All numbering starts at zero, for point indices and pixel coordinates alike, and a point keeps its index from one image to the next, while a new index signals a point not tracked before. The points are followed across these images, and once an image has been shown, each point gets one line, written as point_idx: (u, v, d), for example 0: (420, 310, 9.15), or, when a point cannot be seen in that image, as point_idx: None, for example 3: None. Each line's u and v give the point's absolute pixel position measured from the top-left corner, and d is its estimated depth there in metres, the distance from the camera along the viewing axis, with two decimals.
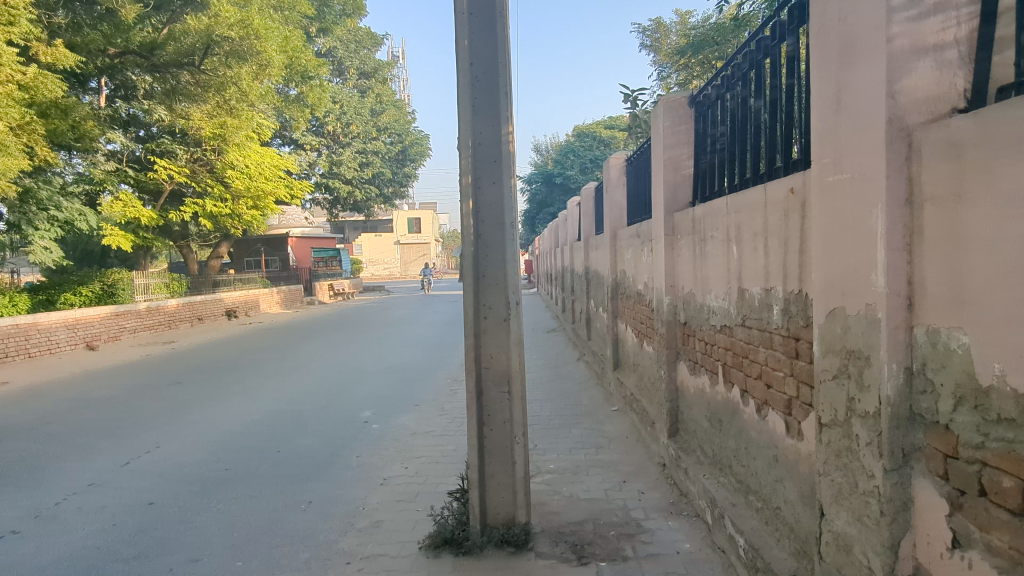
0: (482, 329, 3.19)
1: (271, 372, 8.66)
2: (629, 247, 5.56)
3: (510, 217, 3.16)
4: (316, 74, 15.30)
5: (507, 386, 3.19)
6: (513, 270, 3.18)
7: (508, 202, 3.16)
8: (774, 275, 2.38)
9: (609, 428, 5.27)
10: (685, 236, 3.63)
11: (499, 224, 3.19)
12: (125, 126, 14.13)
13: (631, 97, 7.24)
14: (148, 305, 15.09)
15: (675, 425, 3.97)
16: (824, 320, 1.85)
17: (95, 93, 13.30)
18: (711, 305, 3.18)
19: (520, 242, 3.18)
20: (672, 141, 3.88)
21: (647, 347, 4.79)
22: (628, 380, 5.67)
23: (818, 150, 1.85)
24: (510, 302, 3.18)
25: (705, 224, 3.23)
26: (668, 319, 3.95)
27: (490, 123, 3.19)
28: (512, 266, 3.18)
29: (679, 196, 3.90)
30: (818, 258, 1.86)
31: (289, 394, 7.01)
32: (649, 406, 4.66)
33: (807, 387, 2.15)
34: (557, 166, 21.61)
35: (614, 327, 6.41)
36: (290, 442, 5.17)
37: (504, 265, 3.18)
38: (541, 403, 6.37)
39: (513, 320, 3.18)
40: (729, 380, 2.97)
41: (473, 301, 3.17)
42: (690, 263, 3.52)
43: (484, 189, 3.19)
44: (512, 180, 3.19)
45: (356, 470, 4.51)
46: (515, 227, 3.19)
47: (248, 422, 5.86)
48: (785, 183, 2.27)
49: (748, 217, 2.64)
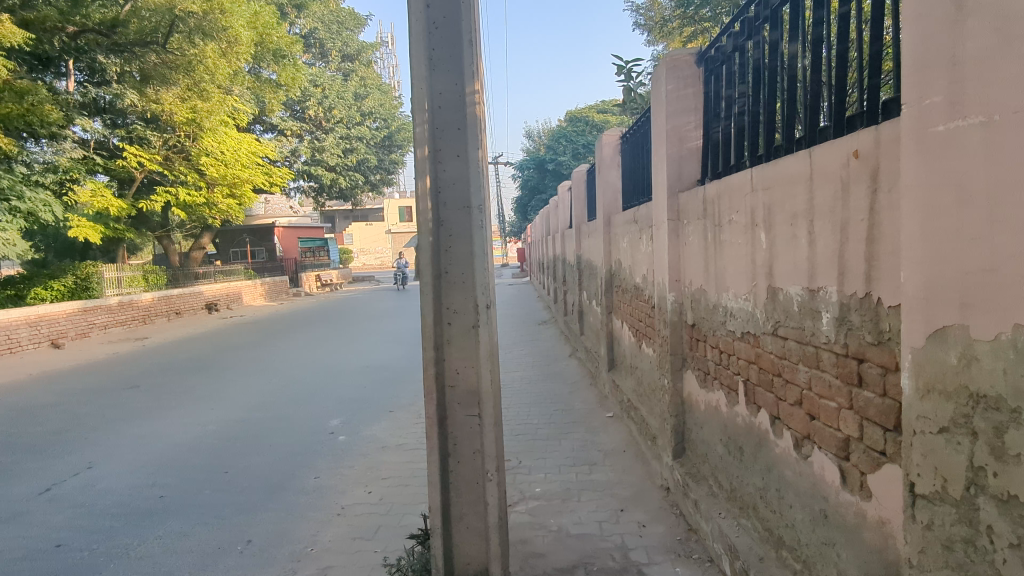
0: (442, 338, 2.57)
1: (240, 373, 8.03)
2: (624, 234, 4.95)
3: (477, 198, 2.52)
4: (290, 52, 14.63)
5: (477, 410, 2.58)
6: (481, 265, 2.55)
7: (475, 180, 2.53)
8: (823, 271, 1.78)
9: (604, 439, 4.68)
10: (694, 221, 3.01)
11: (464, 209, 2.56)
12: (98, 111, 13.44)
13: (626, 71, 6.53)
14: (120, 299, 14.31)
15: (681, 444, 3.37)
16: (919, 343, 1.24)
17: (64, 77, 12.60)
18: (728, 306, 2.57)
19: (491, 230, 2.55)
20: (675, 109, 3.25)
21: (647, 349, 4.19)
22: (624, 383, 5.06)
23: (912, 88, 1.23)
24: (480, 306, 2.55)
25: (720, 207, 2.62)
26: (673, 320, 3.34)
27: (452, 81, 2.54)
28: (482, 260, 2.55)
29: (686, 172, 3.27)
30: (912, 251, 1.25)
31: (253, 401, 6.39)
32: (649, 417, 4.05)
33: (879, 430, 1.54)
34: (549, 152, 20.98)
35: (607, 323, 5.81)
36: (241, 460, 4.55)
37: (473, 260, 2.55)
38: (528, 408, 5.76)
39: (483, 327, 2.56)
40: (753, 401, 2.37)
41: (433, 306, 2.54)
42: (701, 253, 2.90)
43: (446, 162, 2.56)
44: (480, 153, 2.56)
45: (311, 495, 3.91)
46: (485, 211, 2.56)
47: (200, 434, 5.24)
48: (843, 147, 1.64)
49: (783, 195, 2.02)
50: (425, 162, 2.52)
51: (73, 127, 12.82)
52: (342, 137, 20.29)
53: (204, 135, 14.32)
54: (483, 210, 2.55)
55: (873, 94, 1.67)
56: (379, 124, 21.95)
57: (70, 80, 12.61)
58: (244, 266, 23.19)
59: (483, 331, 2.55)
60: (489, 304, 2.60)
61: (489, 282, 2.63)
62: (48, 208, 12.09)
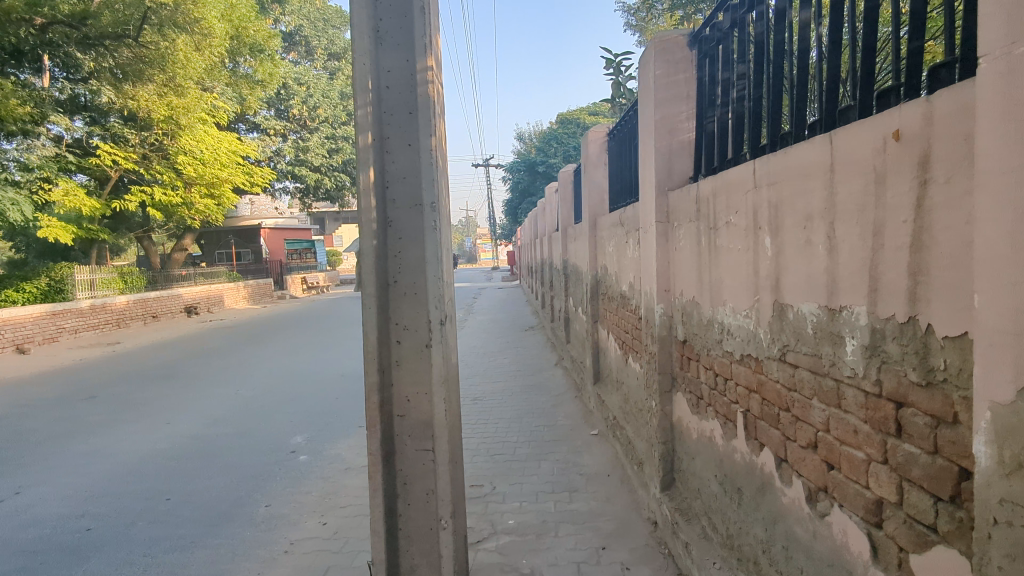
0: (387, 360, 2.18)
1: (207, 383, 7.57)
2: (610, 238, 4.58)
3: (428, 193, 2.14)
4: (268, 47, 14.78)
5: (431, 442, 2.19)
6: (434, 272, 2.17)
7: (427, 173, 2.15)
8: (849, 287, 1.41)
9: (587, 461, 4.30)
10: (686, 223, 2.64)
11: (414, 208, 2.18)
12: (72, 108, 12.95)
13: (615, 66, 6.17)
14: (92, 303, 13.76)
15: (671, 474, 2.99)
16: (1007, 397, 0.88)
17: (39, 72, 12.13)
18: (725, 323, 2.20)
19: (445, 231, 2.16)
20: (665, 96, 2.88)
21: (633, 363, 3.82)
22: (610, 398, 4.69)
23: (1006, 33, 0.87)
24: (432, 322, 2.16)
25: (716, 206, 2.25)
26: (661, 335, 2.97)
27: (402, 57, 2.17)
28: (436, 268, 2.16)
29: (676, 168, 2.90)
30: (995, 263, 0.90)
31: (214, 414, 5.95)
32: (636, 440, 3.67)
33: (928, 497, 1.18)
34: (539, 154, 20.63)
35: (593, 333, 5.43)
36: (186, 485, 4.13)
37: (426, 268, 2.16)
38: (508, 424, 5.36)
39: (437, 346, 2.17)
40: (755, 437, 2.01)
41: (377, 323, 2.14)
42: (694, 258, 2.52)
43: (394, 151, 2.18)
44: (434, 141, 2.17)
45: (258, 527, 3.50)
46: (440, 211, 2.18)
47: (149, 453, 4.80)
48: (876, 127, 1.29)
49: (793, 191, 1.66)
50: (368, 149, 2.12)
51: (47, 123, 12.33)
52: (327, 137, 19.84)
53: (182, 133, 13.85)
54: (436, 209, 2.16)
55: (915, 57, 1.33)
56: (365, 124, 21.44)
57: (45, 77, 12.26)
58: (227, 268, 22.65)
59: (435, 352, 2.16)
60: (444, 320, 2.22)
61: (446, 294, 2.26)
62: (17, 207, 11.34)
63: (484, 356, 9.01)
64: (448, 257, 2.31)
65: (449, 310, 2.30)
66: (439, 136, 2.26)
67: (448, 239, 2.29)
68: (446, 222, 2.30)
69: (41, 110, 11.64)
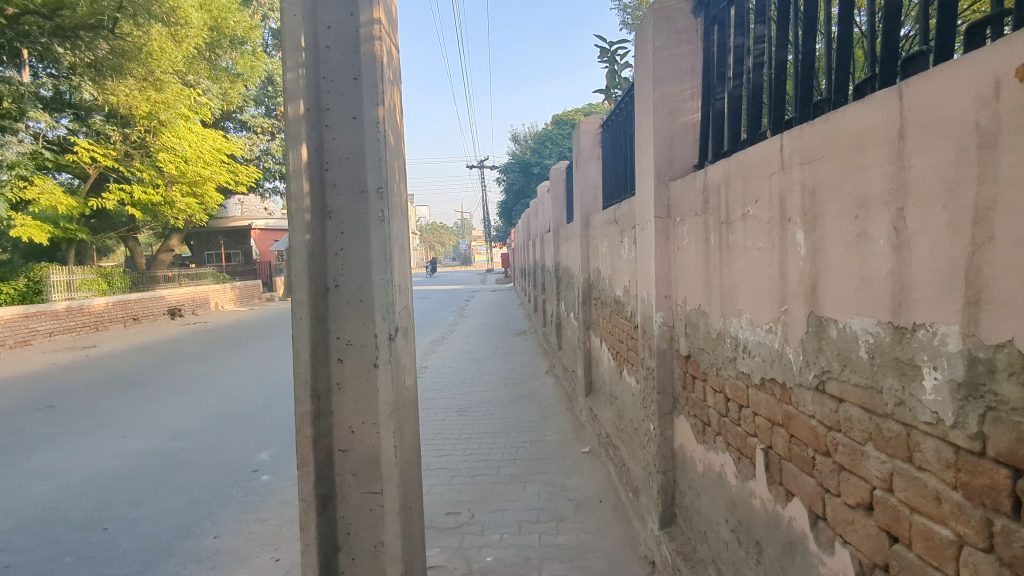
0: (324, 383, 1.77)
1: (176, 392, 7.12)
2: (603, 238, 4.17)
3: (374, 176, 1.73)
4: (247, 37, 14.43)
5: (378, 483, 1.78)
6: (381, 275, 1.75)
7: (374, 152, 1.74)
8: (930, 297, 1.01)
9: (577, 483, 3.90)
10: (691, 216, 2.23)
11: (358, 198, 1.77)
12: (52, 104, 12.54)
13: (610, 55, 5.76)
14: (67, 304, 13.23)
15: (670, 510, 2.58)
16: None
17: (17, 67, 11.72)
18: (741, 338, 1.80)
19: (395, 225, 1.75)
20: (667, 71, 2.47)
21: (629, 377, 3.42)
22: (603, 413, 4.29)
23: None
24: (379, 335, 1.75)
25: (729, 196, 1.85)
26: (661, 349, 2.56)
27: (346, 10, 1.76)
28: (385, 269, 1.75)
29: (678, 156, 2.50)
30: None
31: (177, 427, 5.52)
32: (631, 464, 3.27)
33: None
34: (535, 156, 20.20)
35: (585, 341, 5.03)
36: (128, 512, 3.70)
37: (372, 269, 1.75)
38: (492, 439, 4.94)
39: (385, 367, 1.75)
40: (781, 482, 1.60)
41: (312, 336, 1.73)
42: (702, 259, 2.11)
43: (334, 124, 1.78)
44: (383, 113, 1.76)
45: (202, 563, 3.09)
46: (389, 198, 1.76)
47: (97, 473, 4.37)
48: (978, 69, 0.90)
49: (838, 171, 1.26)
50: (300, 121, 1.72)
51: (26, 119, 11.91)
52: None
53: (164, 130, 13.33)
54: (385, 197, 1.75)
55: None
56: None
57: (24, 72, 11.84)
58: (215, 270, 22.14)
59: (383, 373, 1.74)
60: (397, 334, 1.81)
61: (400, 300, 1.86)
62: None
63: (472, 363, 8.57)
64: (403, 257, 1.90)
65: (405, 321, 1.89)
66: (393, 109, 1.86)
67: (402, 234, 1.89)
68: (398, 214, 1.89)
69: (21, 106, 11.27)
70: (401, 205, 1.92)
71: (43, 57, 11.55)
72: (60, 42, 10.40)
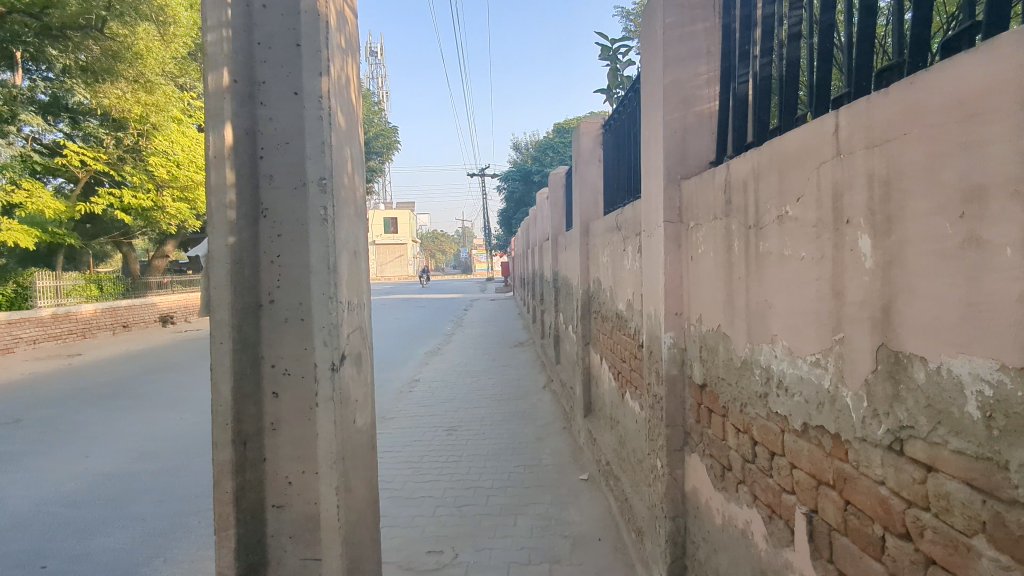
0: (252, 421, 1.42)
1: (152, 406, 6.74)
2: (603, 245, 3.83)
3: (315, 168, 1.39)
4: None
5: (319, 550, 1.41)
6: (321, 289, 1.40)
7: (314, 136, 1.39)
8: None
9: (574, 516, 3.52)
10: (709, 220, 1.88)
11: (297, 193, 1.42)
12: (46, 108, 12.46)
13: (611, 53, 5.44)
14: (53, 311, 12.87)
15: (680, 565, 2.21)
16: None
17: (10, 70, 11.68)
18: (774, 370, 1.45)
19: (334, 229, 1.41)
20: (680, 52, 2.13)
21: (632, 402, 3.06)
22: (603, 436, 3.93)
23: None
24: (318, 365, 1.39)
25: (761, 194, 1.50)
26: (670, 376, 2.19)
27: None
28: (329, 282, 1.40)
29: (691, 151, 2.16)
30: None
31: (146, 447, 5.13)
32: (634, 500, 2.91)
33: None
34: (536, 164, 19.93)
35: (584, 357, 4.67)
36: (74, 546, 3.32)
37: (311, 281, 1.40)
38: (484, 463, 4.57)
39: (324, 407, 1.39)
40: (833, 560, 1.23)
41: (238, 363, 1.39)
42: (723, 271, 1.76)
43: (269, 99, 1.43)
44: (327, 85, 1.42)
45: None
46: (335, 193, 1.42)
47: (48, 499, 3.98)
48: None
49: (934, 152, 0.92)
50: (225, 94, 1.39)
51: (19, 123, 11.77)
52: None
53: (156, 134, 13.07)
54: (330, 191, 1.41)
55: None
56: (370, 102, 18.64)
57: (18, 73, 11.61)
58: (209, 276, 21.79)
59: (324, 411, 1.39)
60: (345, 359, 1.46)
61: (351, 319, 1.51)
62: None
63: (466, 375, 8.19)
64: (356, 266, 1.56)
65: (358, 345, 1.55)
66: (342, 86, 1.52)
67: (354, 239, 1.55)
68: (350, 211, 1.54)
69: (13, 108, 11.21)
70: (352, 202, 1.57)
71: (37, 59, 11.29)
72: (50, 43, 10.20)
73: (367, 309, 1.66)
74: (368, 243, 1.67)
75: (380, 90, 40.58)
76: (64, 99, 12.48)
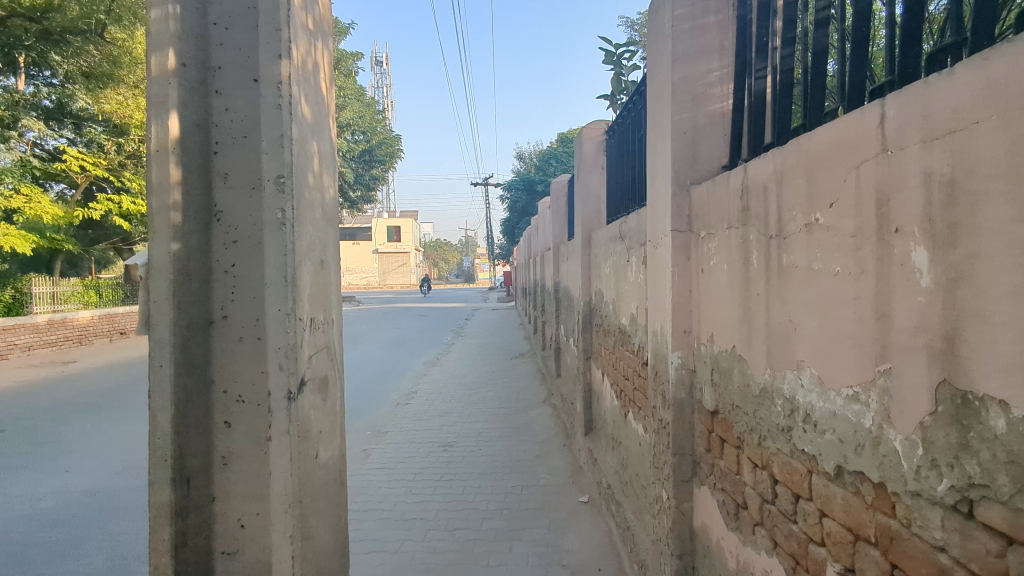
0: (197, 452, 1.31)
1: (140, 417, 6.53)
2: (606, 256, 3.65)
3: (273, 166, 1.30)
4: None
5: None
6: (276, 303, 1.30)
7: (271, 128, 1.30)
8: None
9: (573, 543, 3.32)
10: (724, 230, 1.69)
11: (251, 195, 1.33)
12: (47, 114, 12.38)
13: (615, 58, 5.27)
14: (49, 317, 12.71)
15: None
16: None
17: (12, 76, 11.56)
18: (801, 402, 1.26)
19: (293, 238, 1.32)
20: (690, 47, 1.95)
21: (635, 423, 2.87)
22: (604, 457, 3.73)
23: None
24: (272, 383, 1.29)
25: (786, 200, 1.31)
26: (678, 400, 2.00)
27: None
28: (287, 294, 1.30)
29: (703, 155, 1.97)
30: None
31: (130, 462, 4.93)
32: (636, 529, 2.70)
33: None
34: (538, 173, 19.82)
35: (585, 372, 4.48)
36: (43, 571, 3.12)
37: (265, 295, 1.31)
38: (479, 481, 4.37)
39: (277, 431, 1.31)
40: None
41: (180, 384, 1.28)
42: (740, 286, 1.57)
43: (225, 86, 1.34)
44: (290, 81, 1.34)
45: None
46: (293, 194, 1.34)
47: (21, 517, 3.78)
48: None
49: (1018, 143, 0.74)
50: (171, 78, 1.27)
51: (20, 128, 11.64)
52: None
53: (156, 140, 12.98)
54: (288, 191, 1.32)
55: None
56: (374, 110, 18.54)
57: (20, 80, 11.55)
58: None
59: (278, 445, 1.29)
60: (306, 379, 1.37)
61: (314, 339, 1.43)
62: None
63: (465, 387, 7.98)
64: (321, 275, 1.48)
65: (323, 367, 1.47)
66: (309, 82, 1.44)
67: (320, 247, 1.47)
68: (313, 217, 1.46)
69: (14, 113, 11.13)
70: (317, 206, 1.48)
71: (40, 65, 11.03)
72: (51, 49, 10.00)
73: (334, 328, 1.58)
74: (337, 252, 1.60)
75: (384, 98, 40.53)
76: (66, 105, 12.39)
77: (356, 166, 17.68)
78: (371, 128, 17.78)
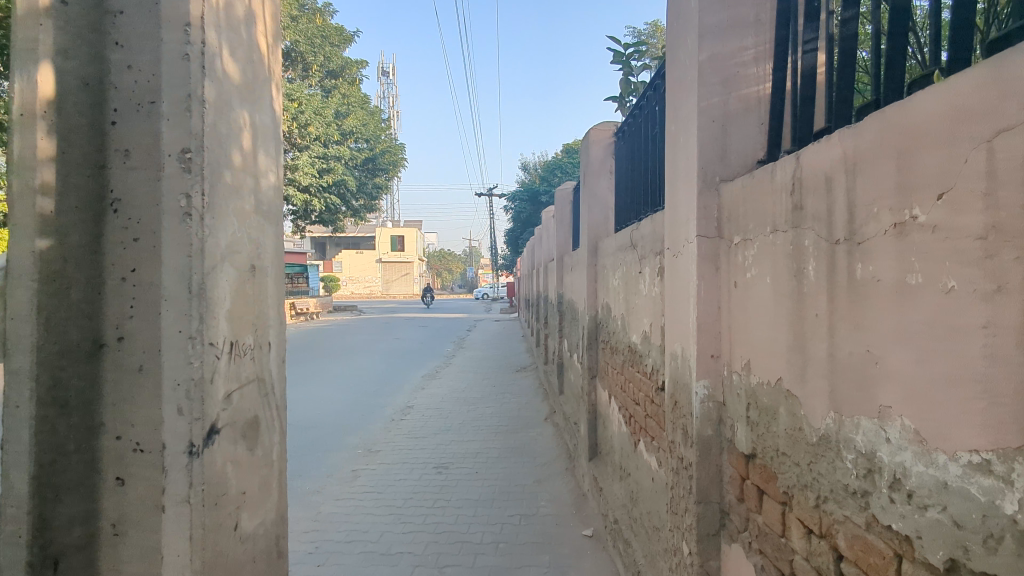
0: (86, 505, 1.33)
1: None
2: (614, 266, 3.34)
3: (173, 142, 1.30)
4: None
5: None
6: (176, 325, 1.29)
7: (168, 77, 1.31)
8: None
9: None
10: (765, 235, 1.38)
11: (153, 179, 1.32)
12: None
13: (624, 59, 5.00)
14: None
15: None
16: None
17: None
18: (886, 460, 0.94)
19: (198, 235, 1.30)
20: (719, 20, 1.65)
21: (647, 455, 2.55)
22: (610, 487, 3.41)
23: None
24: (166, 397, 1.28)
25: (862, 192, 1.01)
26: (705, 437, 1.67)
27: None
28: (192, 310, 1.29)
29: (735, 149, 1.67)
30: None
31: None
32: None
33: None
34: (544, 183, 19.49)
35: (590, 392, 4.14)
36: None
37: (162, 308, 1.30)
38: (475, 510, 4.03)
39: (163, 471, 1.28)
40: None
41: (73, 421, 1.31)
42: (791, 306, 1.26)
43: (127, 38, 1.34)
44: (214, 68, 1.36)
45: None
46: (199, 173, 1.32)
47: None
48: None
49: None
50: (43, 19, 1.31)
51: None
52: (319, 155, 14.80)
53: None
54: (194, 169, 1.31)
55: None
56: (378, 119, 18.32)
57: None
58: None
59: (174, 519, 1.27)
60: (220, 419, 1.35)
61: (237, 370, 1.42)
62: None
63: (464, 403, 7.61)
64: (253, 280, 1.50)
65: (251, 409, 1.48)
66: (248, 55, 1.51)
67: (250, 248, 1.49)
68: (239, 205, 1.45)
69: None
70: (245, 194, 1.48)
71: None
72: None
73: (268, 355, 1.58)
74: (276, 252, 1.63)
75: (391, 108, 40.31)
76: None
77: (359, 174, 17.43)
78: (375, 136, 17.52)
